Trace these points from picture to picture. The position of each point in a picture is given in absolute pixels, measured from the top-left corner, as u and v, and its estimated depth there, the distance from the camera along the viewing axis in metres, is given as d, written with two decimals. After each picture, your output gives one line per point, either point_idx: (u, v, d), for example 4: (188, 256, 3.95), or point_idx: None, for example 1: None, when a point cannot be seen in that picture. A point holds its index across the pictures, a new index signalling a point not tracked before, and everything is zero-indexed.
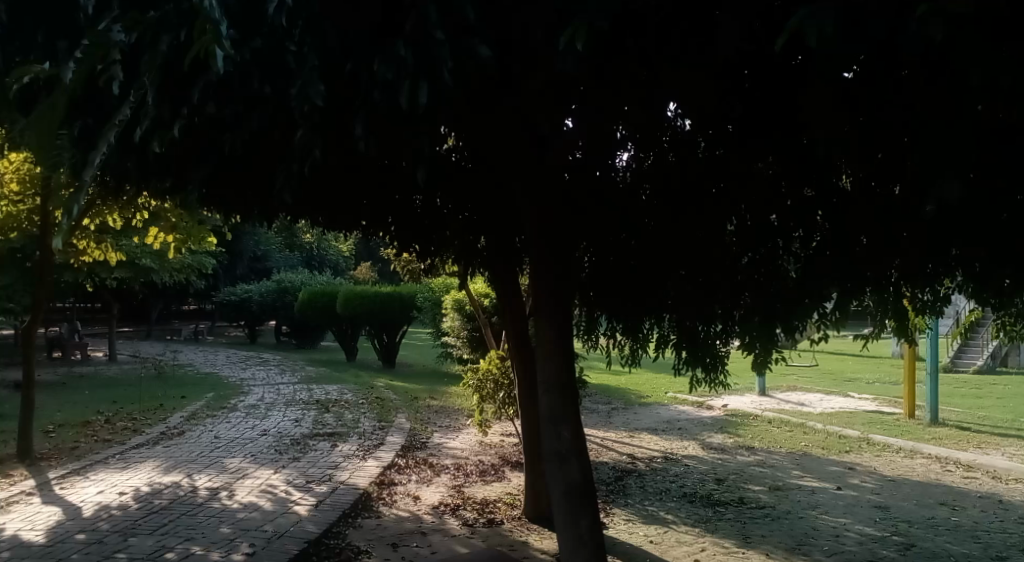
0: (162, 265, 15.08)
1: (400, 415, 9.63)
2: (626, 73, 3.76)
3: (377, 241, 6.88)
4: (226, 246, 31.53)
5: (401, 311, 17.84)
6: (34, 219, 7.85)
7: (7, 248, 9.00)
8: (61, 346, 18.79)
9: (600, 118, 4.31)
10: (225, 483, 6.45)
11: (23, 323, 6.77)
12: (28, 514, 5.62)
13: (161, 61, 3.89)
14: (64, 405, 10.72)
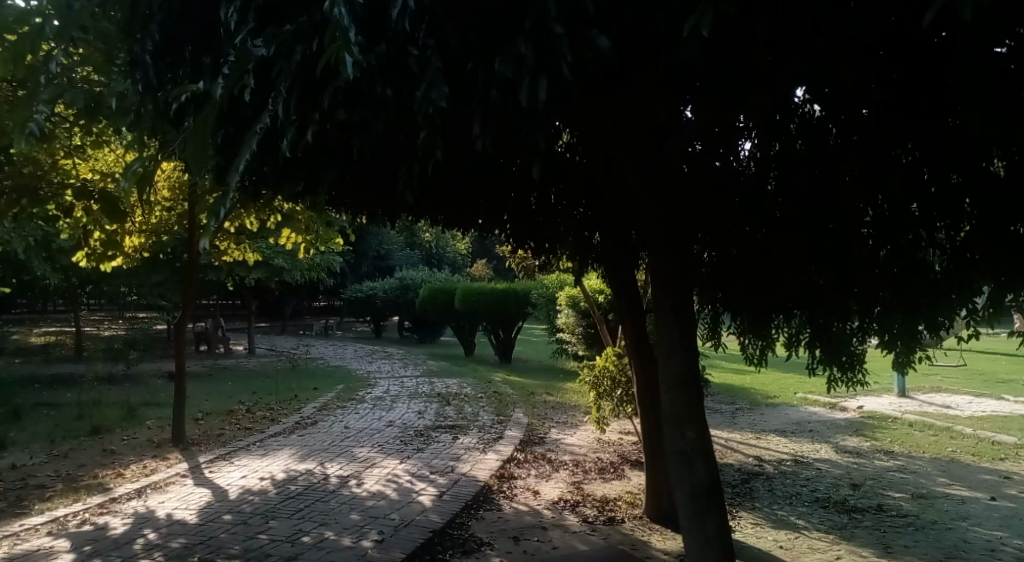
0: (294, 265, 16.01)
1: (518, 410, 9.75)
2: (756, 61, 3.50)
3: (494, 239, 6.94)
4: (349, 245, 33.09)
5: (517, 307, 17.98)
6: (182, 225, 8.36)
7: (161, 249, 9.80)
8: (207, 340, 20.36)
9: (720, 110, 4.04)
10: (354, 472, 6.76)
11: (176, 319, 6.96)
12: (183, 494, 6.12)
13: (295, 70, 4.11)
14: (211, 394, 11.59)
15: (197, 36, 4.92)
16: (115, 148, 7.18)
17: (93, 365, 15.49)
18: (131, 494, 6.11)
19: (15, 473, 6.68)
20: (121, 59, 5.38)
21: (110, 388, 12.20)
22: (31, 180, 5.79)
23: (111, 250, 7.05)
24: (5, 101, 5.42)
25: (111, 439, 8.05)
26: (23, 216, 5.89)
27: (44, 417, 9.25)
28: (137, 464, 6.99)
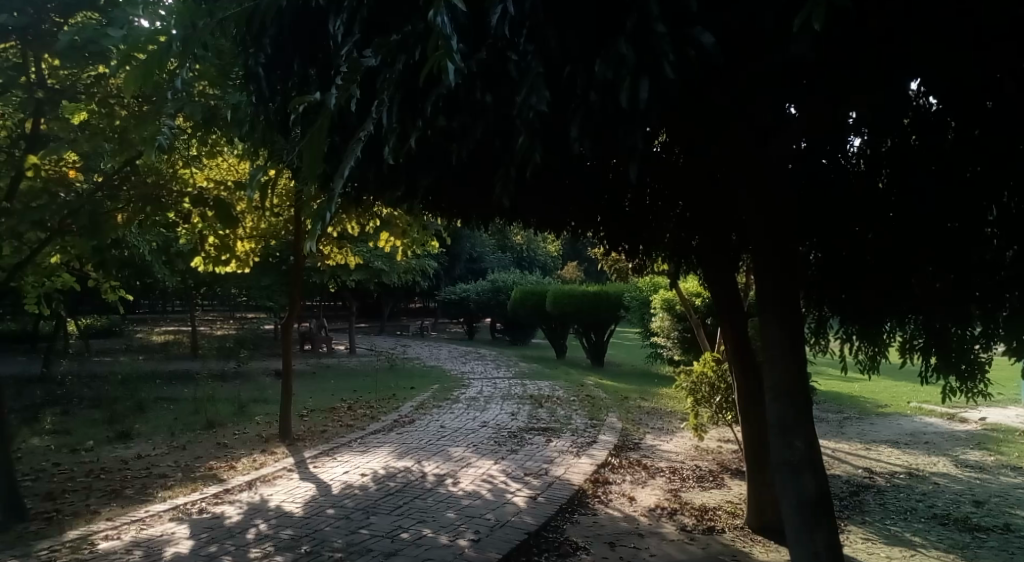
0: (392, 268, 16.49)
1: (612, 414, 9.67)
2: (870, 51, 3.27)
3: (587, 242, 6.87)
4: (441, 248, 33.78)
5: (610, 311, 17.81)
6: (288, 229, 8.72)
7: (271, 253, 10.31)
8: (312, 340, 21.24)
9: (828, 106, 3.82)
10: (451, 470, 6.88)
11: (282, 319, 7.16)
12: (289, 488, 6.38)
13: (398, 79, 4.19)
14: (315, 392, 12.10)
15: (304, 48, 5.11)
16: (228, 156, 7.56)
17: (208, 362, 16.49)
18: (243, 486, 6.43)
19: (140, 462, 7.17)
20: (237, 73, 5.68)
21: (223, 385, 12.94)
22: (155, 189, 6.19)
23: (224, 254, 7.44)
24: (134, 116, 5.82)
25: (224, 432, 8.52)
26: (147, 223, 6.30)
27: (165, 410, 9.90)
28: (248, 457, 7.36)
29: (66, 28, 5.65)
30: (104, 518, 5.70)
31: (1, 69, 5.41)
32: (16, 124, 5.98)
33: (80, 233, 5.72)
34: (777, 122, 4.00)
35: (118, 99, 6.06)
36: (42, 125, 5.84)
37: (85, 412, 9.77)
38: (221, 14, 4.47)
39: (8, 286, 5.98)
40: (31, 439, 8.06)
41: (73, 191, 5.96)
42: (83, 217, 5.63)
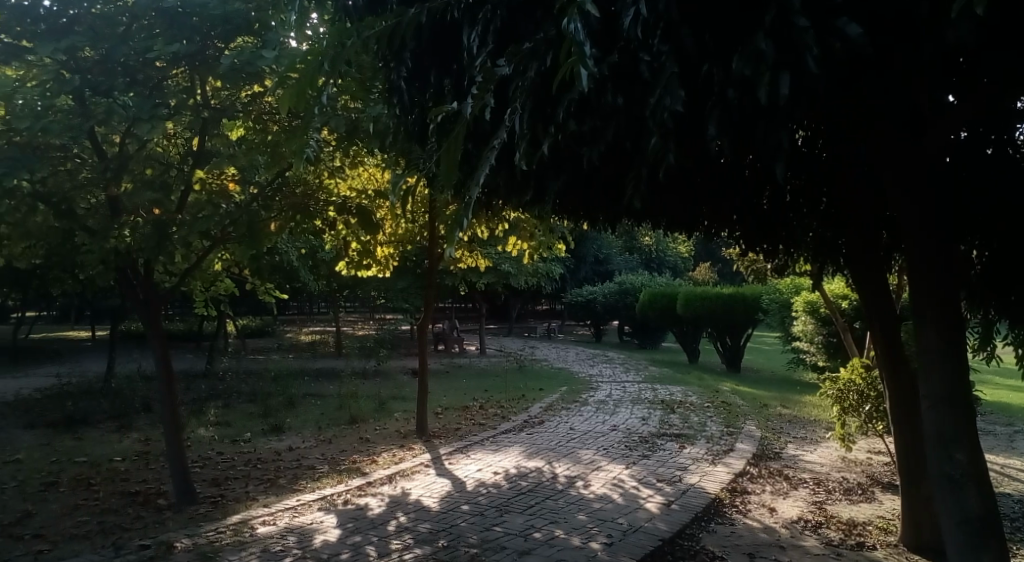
0: (519, 270, 16.78)
1: (748, 421, 9.35)
2: None
3: (719, 242, 6.60)
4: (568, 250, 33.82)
5: (747, 315, 17.15)
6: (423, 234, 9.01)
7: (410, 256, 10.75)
8: (444, 341, 21.93)
9: (996, 90, 3.43)
10: (581, 473, 6.89)
11: (417, 320, 7.40)
12: (427, 483, 6.63)
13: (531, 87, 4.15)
14: (449, 390, 12.53)
15: (439, 58, 5.24)
16: (367, 165, 7.92)
17: (350, 361, 17.45)
18: (384, 479, 6.74)
19: (292, 454, 7.70)
20: (378, 87, 5.94)
21: (363, 382, 13.65)
22: (303, 199, 6.59)
23: (363, 259, 7.81)
24: (285, 131, 6.22)
25: (365, 428, 8.97)
26: (297, 231, 6.74)
27: (313, 405, 10.58)
28: (388, 452, 7.70)
29: (226, 52, 6.08)
30: (262, 504, 6.16)
31: (173, 94, 5.97)
32: (185, 143, 6.57)
33: (240, 241, 6.21)
34: (933, 111, 3.59)
35: (270, 115, 6.51)
36: (206, 142, 6.38)
37: (245, 405, 10.62)
38: (365, 33, 4.67)
39: (179, 290, 6.59)
40: (200, 429, 8.86)
41: (231, 201, 6.46)
42: (241, 227, 6.10)
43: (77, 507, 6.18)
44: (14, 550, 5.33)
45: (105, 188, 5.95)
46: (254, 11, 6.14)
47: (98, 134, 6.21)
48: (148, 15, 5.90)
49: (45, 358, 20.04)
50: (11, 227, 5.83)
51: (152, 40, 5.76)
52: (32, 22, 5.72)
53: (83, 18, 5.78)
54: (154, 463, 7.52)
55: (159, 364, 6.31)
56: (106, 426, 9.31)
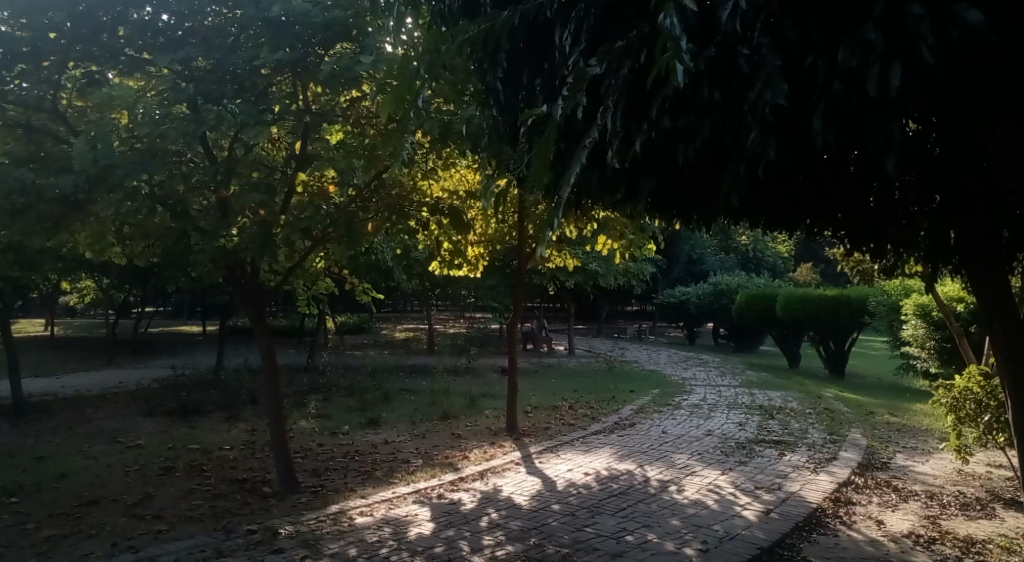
0: (608, 269, 16.67)
1: (853, 429, 8.94)
2: None
3: (819, 243, 6.33)
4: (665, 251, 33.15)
5: (847, 318, 16.35)
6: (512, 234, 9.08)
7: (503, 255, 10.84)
8: (534, 340, 22.00)
9: None
10: (674, 477, 6.78)
11: (507, 319, 7.46)
12: (517, 480, 6.69)
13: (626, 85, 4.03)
14: (539, 390, 12.59)
15: (531, 57, 5.23)
16: (459, 167, 8.05)
17: (442, 358, 17.79)
18: (475, 475, 6.84)
19: (388, 447, 7.92)
20: (471, 88, 6.01)
21: (455, 379, 13.90)
22: (398, 200, 6.82)
23: (454, 259, 7.93)
24: (382, 135, 6.42)
25: (457, 424, 9.14)
26: (392, 231, 6.93)
27: (408, 401, 10.86)
28: (479, 449, 7.81)
29: (327, 58, 6.23)
30: (359, 495, 6.38)
31: (277, 100, 6.23)
32: (288, 147, 6.85)
33: (339, 241, 6.45)
34: None
35: (368, 119, 6.76)
36: (308, 146, 6.64)
37: (344, 399, 11.02)
38: (460, 37, 4.75)
39: (282, 288, 6.89)
40: (302, 421, 9.26)
41: (331, 203, 6.70)
42: (340, 227, 6.31)
43: (191, 491, 6.58)
44: (137, 529, 5.75)
45: (216, 191, 6.29)
46: (352, 17, 6.28)
47: (210, 140, 6.55)
48: (255, 25, 6.10)
49: (164, 350, 21.49)
50: (133, 228, 6.25)
51: (258, 49, 6.00)
52: (150, 35, 6.06)
53: (197, 29, 6.14)
54: (260, 452, 7.91)
55: (264, 358, 6.63)
56: (217, 415, 9.87)
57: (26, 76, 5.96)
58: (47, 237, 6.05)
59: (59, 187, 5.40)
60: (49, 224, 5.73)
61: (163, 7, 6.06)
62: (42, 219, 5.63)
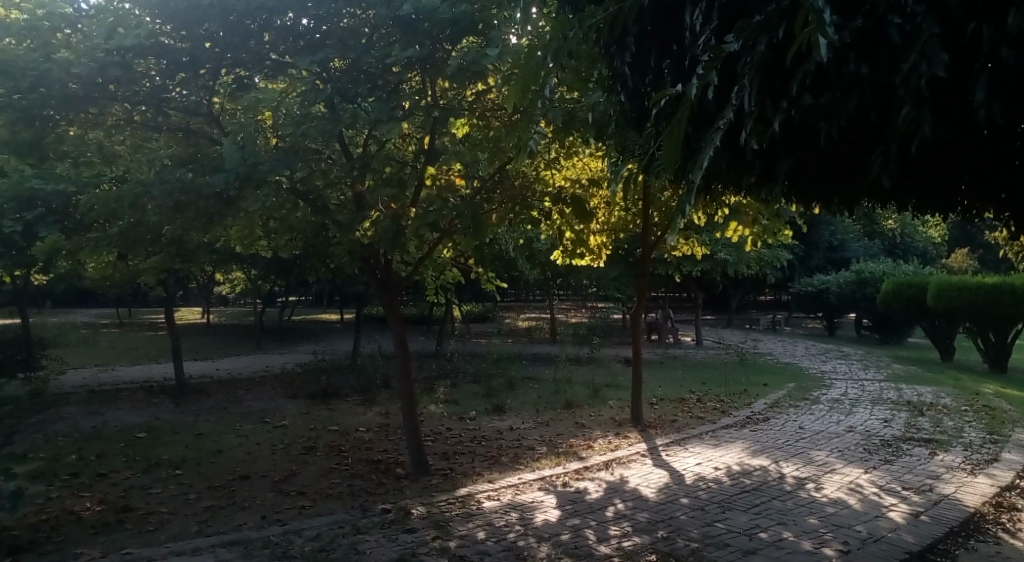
0: (738, 258, 16.27)
1: (1018, 430, 8.15)
2: None
3: (981, 225, 5.73)
4: (802, 238, 31.43)
5: (1013, 306, 15.09)
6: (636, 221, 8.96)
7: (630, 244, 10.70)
8: (659, 330, 21.60)
9: None
10: (812, 475, 6.47)
11: (631, 308, 7.34)
12: (644, 472, 6.61)
13: (763, 62, 3.73)
14: (664, 382, 12.39)
15: (662, 40, 4.93)
16: (582, 155, 7.99)
17: (566, 347, 17.85)
18: (601, 465, 6.82)
19: (514, 434, 8.06)
20: (597, 75, 5.94)
21: (577, 368, 13.94)
22: (521, 191, 6.86)
23: (577, 249, 7.91)
24: (506, 126, 6.48)
25: (580, 413, 9.16)
26: (516, 222, 6.99)
27: (532, 389, 11.01)
28: (604, 439, 7.79)
29: (455, 53, 6.35)
30: (486, 479, 6.53)
31: (408, 96, 6.42)
32: (417, 141, 7.06)
33: (465, 232, 6.58)
34: None
35: (493, 112, 6.81)
36: (436, 140, 6.87)
37: (470, 386, 11.32)
38: (587, 22, 4.68)
39: (413, 278, 7.15)
40: (432, 405, 9.60)
41: (457, 195, 6.83)
42: (466, 219, 6.42)
43: (331, 470, 6.98)
44: (283, 503, 6.18)
45: (351, 185, 6.60)
46: (478, 11, 6.35)
47: (347, 137, 6.88)
48: (387, 24, 6.29)
49: (304, 336, 22.99)
50: (278, 223, 6.69)
51: (389, 47, 6.19)
52: (293, 40, 6.44)
53: (335, 31, 6.44)
54: (394, 435, 8.27)
55: (396, 345, 6.92)
56: (353, 399, 10.43)
57: (185, 83, 6.48)
58: (205, 233, 6.60)
59: (213, 186, 5.84)
60: (206, 220, 6.23)
61: (304, 12, 6.35)
62: (200, 216, 6.13)
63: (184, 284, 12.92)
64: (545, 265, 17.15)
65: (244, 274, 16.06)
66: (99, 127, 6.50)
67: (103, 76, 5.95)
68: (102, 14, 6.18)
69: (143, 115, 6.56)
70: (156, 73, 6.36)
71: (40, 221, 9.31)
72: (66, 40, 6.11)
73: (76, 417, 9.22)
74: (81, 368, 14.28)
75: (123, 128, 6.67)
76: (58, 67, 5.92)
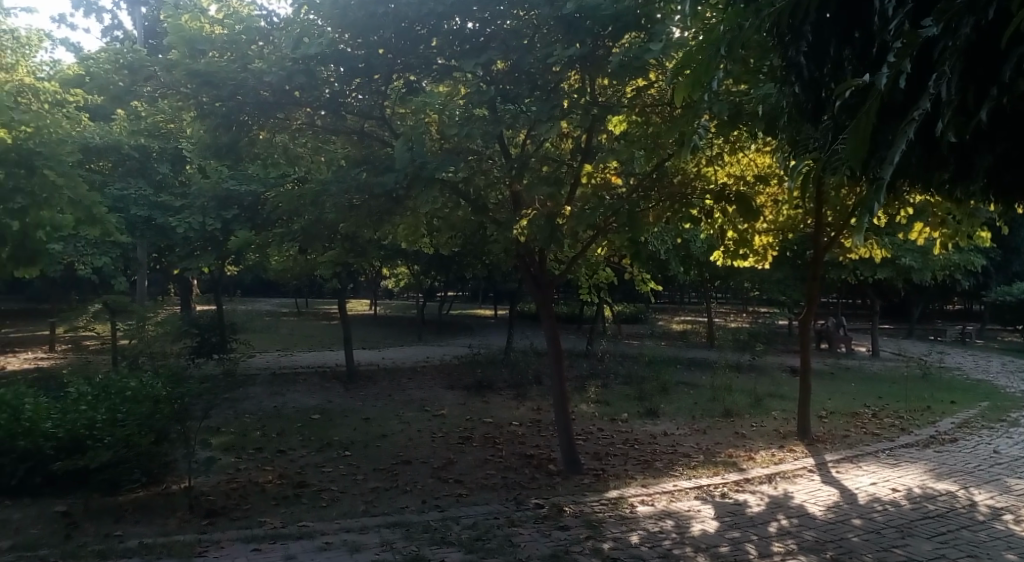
0: (924, 263, 15.08)
1: None
2: None
3: None
4: (1000, 242, 28.00)
5: None
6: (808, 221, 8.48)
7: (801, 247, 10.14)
8: (828, 339, 20.24)
9: None
10: (1010, 506, 5.80)
11: (798, 313, 7.06)
12: (811, 488, 6.25)
13: (970, 44, 3.04)
14: (834, 394, 11.61)
15: (844, 26, 4.18)
16: (748, 151, 7.67)
17: (723, 352, 17.21)
18: (763, 478, 6.52)
19: (668, 440, 7.89)
20: (768, 65, 5.59)
21: (737, 376, 13.41)
22: (681, 189, 6.68)
23: (739, 249, 7.61)
24: (668, 121, 6.31)
25: (740, 423, 8.79)
26: (674, 221, 6.82)
27: (687, 394, 10.73)
28: (767, 451, 7.43)
29: (617, 50, 6.24)
30: (640, 483, 6.44)
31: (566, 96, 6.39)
32: (575, 140, 7.04)
33: (621, 230, 6.48)
34: None
35: (653, 107, 6.65)
36: (594, 138, 6.83)
37: (623, 387, 11.20)
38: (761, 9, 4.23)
39: (567, 276, 7.17)
40: (584, 405, 9.60)
41: (614, 192, 6.77)
42: (624, 217, 6.31)
43: (486, 461, 7.18)
44: (442, 490, 6.41)
45: (508, 184, 6.72)
46: (641, 6, 6.16)
47: (507, 136, 7.02)
48: (549, 23, 6.30)
49: (457, 330, 23.92)
50: (442, 220, 6.97)
51: (551, 47, 6.19)
52: (460, 43, 6.57)
53: (498, 33, 6.52)
54: (546, 431, 8.36)
55: (550, 343, 6.98)
56: (506, 393, 10.65)
57: (360, 87, 6.87)
58: (378, 229, 7.00)
59: (384, 185, 6.17)
60: (377, 218, 6.61)
61: (469, 16, 6.49)
62: (373, 214, 6.50)
63: (353, 278, 13.84)
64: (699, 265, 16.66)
65: (406, 269, 16.92)
66: (285, 131, 7.14)
67: (290, 83, 6.42)
68: (290, 26, 6.73)
69: (323, 119, 7.11)
70: (336, 79, 6.77)
71: (235, 220, 10.27)
72: (258, 51, 6.74)
73: (260, 396, 10.12)
74: (265, 351, 15.76)
75: (306, 132, 7.23)
76: (252, 76, 6.46)
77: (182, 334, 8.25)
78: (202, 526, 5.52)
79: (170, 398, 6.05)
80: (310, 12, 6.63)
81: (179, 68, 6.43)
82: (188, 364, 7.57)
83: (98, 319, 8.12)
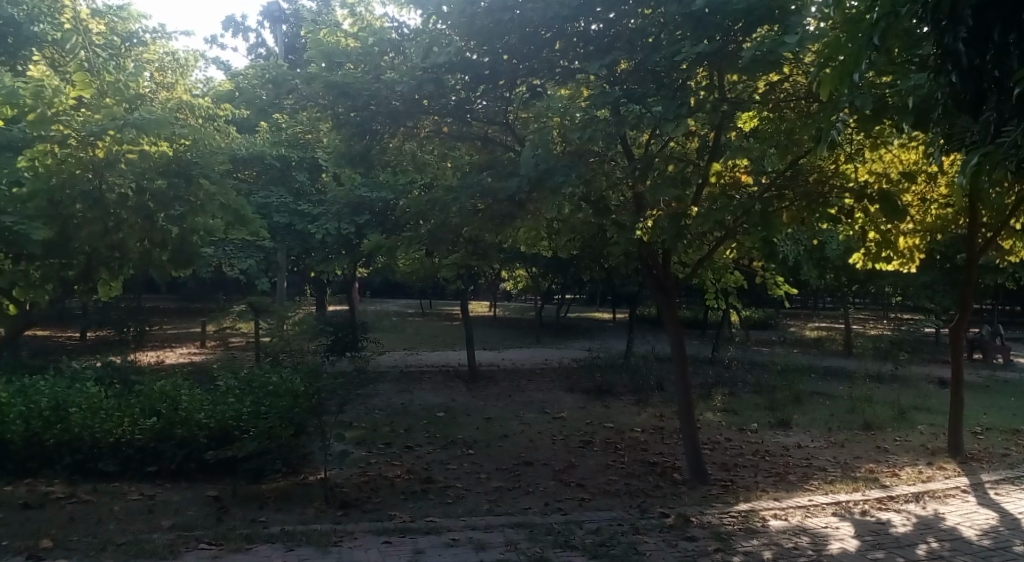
0: None
1: None
2: None
3: None
4: None
5: None
6: (960, 221, 7.86)
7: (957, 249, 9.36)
8: (982, 348, 18.67)
9: None
10: None
11: (951, 320, 6.83)
12: (966, 511, 5.77)
13: None
14: (991, 409, 10.67)
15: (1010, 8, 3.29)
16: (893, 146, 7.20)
17: (862, 361, 16.24)
18: (909, 497, 6.09)
19: (802, 452, 7.56)
20: (921, 52, 5.14)
21: (879, 387, 12.61)
22: (818, 188, 6.37)
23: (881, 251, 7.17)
24: (804, 117, 6.02)
25: (881, 437, 8.27)
26: (811, 222, 6.51)
27: (823, 406, 10.22)
28: (913, 468, 6.97)
29: (749, 44, 5.96)
30: (772, 497, 6.19)
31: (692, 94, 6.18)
32: (702, 139, 6.83)
33: (753, 232, 6.26)
34: None
35: (788, 102, 6.36)
36: (723, 136, 6.60)
37: (752, 396, 10.81)
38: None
39: (693, 279, 7.02)
40: (710, 413, 9.34)
41: (744, 191, 6.52)
42: (754, 216, 6.04)
43: (607, 466, 7.13)
44: (564, 494, 6.41)
45: (632, 186, 6.65)
46: None
47: (630, 138, 6.91)
48: (676, 20, 6.12)
49: (572, 333, 23.98)
50: (565, 223, 6.98)
51: (679, 44, 6.00)
52: (585, 45, 6.59)
53: (624, 33, 6.46)
54: (669, 439, 8.20)
55: (674, 348, 6.84)
56: (628, 398, 10.54)
57: (485, 94, 7.00)
58: (503, 233, 7.10)
59: (508, 189, 6.25)
60: (501, 222, 6.72)
61: (593, 17, 6.49)
62: (498, 218, 6.61)
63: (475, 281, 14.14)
64: (835, 269, 15.82)
65: (527, 272, 17.10)
66: (414, 139, 7.40)
67: (420, 92, 6.71)
68: (420, 36, 6.95)
69: (450, 126, 7.29)
70: (462, 87, 6.95)
71: (367, 224, 10.82)
72: (390, 61, 7.05)
73: (390, 393, 10.56)
74: (393, 350, 16.44)
75: (433, 138, 7.46)
76: (385, 86, 6.77)
77: (318, 333, 8.72)
78: (337, 516, 5.78)
79: (307, 394, 6.33)
80: (440, 21, 6.81)
81: (319, 81, 6.79)
82: (324, 361, 7.99)
83: (244, 318, 8.73)
